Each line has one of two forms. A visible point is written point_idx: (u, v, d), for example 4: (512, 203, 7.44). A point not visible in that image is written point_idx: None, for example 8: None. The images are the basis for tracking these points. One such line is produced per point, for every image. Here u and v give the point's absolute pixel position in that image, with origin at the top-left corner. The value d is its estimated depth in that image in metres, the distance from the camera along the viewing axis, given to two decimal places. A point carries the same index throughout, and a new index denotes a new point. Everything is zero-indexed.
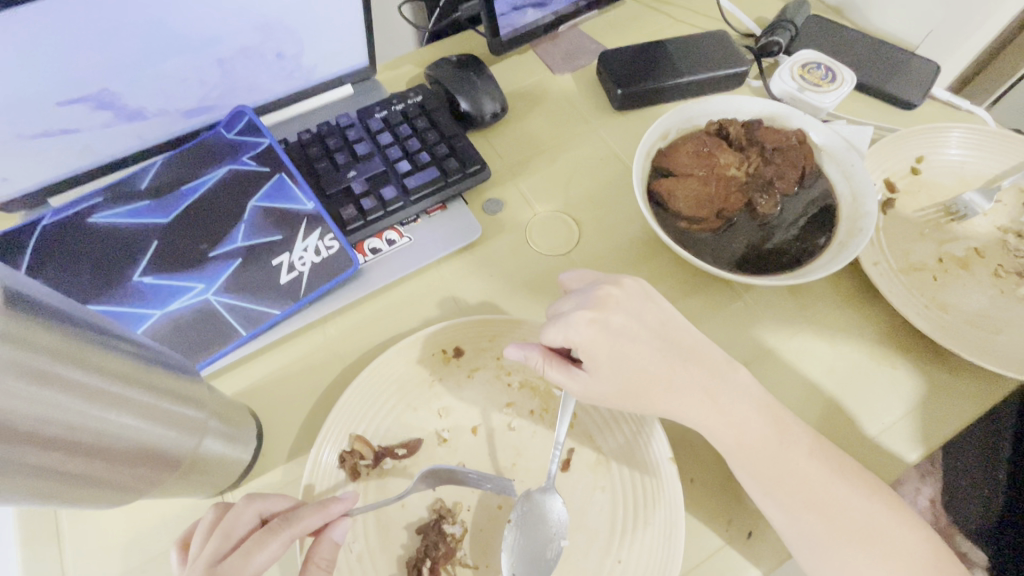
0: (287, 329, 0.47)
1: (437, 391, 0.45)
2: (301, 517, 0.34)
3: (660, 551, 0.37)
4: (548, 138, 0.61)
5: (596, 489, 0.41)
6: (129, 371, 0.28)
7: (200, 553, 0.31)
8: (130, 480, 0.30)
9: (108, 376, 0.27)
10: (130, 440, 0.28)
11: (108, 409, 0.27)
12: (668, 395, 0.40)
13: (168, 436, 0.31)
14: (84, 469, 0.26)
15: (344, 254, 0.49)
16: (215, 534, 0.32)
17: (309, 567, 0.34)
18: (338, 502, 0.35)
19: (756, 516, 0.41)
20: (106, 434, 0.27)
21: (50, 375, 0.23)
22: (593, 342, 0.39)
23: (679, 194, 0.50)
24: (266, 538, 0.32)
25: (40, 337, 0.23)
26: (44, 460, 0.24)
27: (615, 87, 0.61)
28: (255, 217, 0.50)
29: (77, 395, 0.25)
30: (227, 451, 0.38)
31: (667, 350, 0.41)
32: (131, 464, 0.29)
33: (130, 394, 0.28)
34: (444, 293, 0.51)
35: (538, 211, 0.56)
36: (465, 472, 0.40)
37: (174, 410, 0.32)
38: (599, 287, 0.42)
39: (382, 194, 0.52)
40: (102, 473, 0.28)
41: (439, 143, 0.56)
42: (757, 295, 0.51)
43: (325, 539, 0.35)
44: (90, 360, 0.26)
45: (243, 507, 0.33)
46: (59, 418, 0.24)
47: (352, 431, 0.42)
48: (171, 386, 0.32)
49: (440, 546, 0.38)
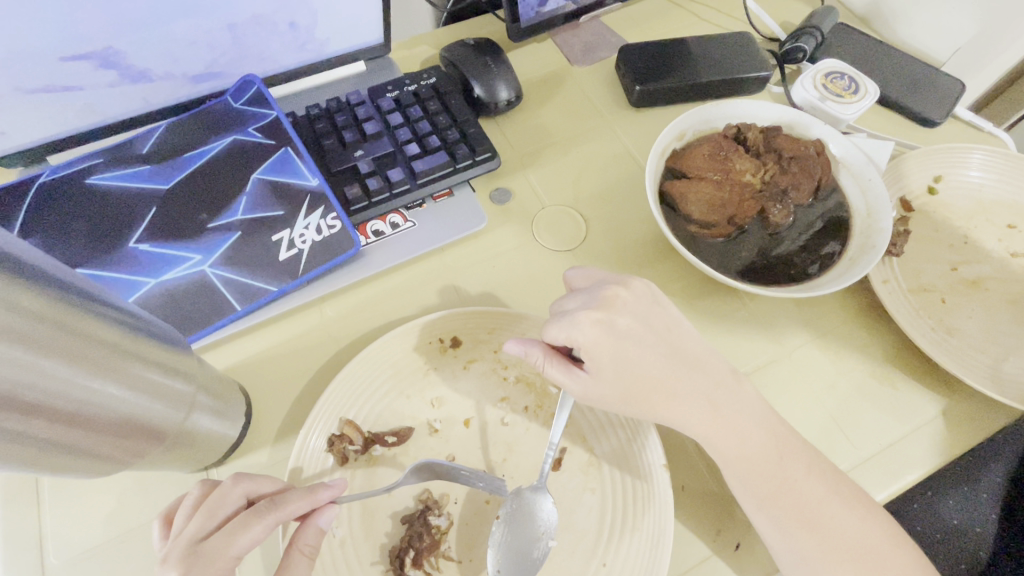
0: (283, 307, 0.47)
1: (431, 380, 0.44)
2: (288, 502, 0.33)
3: (647, 557, 0.37)
4: (560, 131, 0.60)
5: (585, 491, 0.41)
6: (117, 340, 0.27)
7: (184, 530, 0.31)
8: (111, 451, 0.29)
9: (97, 344, 0.26)
10: (115, 412, 0.28)
11: (94, 378, 0.26)
12: (668, 400, 0.39)
13: (156, 408, 0.31)
14: (65, 437, 0.26)
15: (346, 235, 0.48)
16: (199, 513, 0.32)
17: (292, 553, 0.33)
18: (327, 488, 0.35)
19: (745, 528, 0.41)
20: (91, 404, 0.26)
21: (33, 339, 0.23)
22: (597, 344, 0.38)
23: (691, 198, 0.49)
24: (250, 521, 0.31)
25: (17, 302, 0.22)
26: (24, 426, 0.23)
27: (634, 84, 0.60)
28: (257, 191, 0.48)
29: (62, 362, 0.24)
30: (215, 426, 0.38)
31: (671, 356, 0.40)
32: (115, 436, 0.28)
33: (118, 363, 0.27)
34: (445, 282, 0.50)
35: (546, 204, 0.55)
36: (454, 466, 0.39)
37: (163, 383, 0.31)
38: (609, 286, 0.41)
39: (389, 175, 0.51)
40: (82, 443, 0.27)
41: (451, 127, 0.54)
42: (763, 306, 0.50)
43: (311, 524, 0.34)
44: (79, 329, 0.25)
45: (230, 487, 0.33)
46: (40, 384, 0.23)
47: (343, 415, 0.41)
48: (162, 359, 0.31)
49: (424, 538, 0.38)
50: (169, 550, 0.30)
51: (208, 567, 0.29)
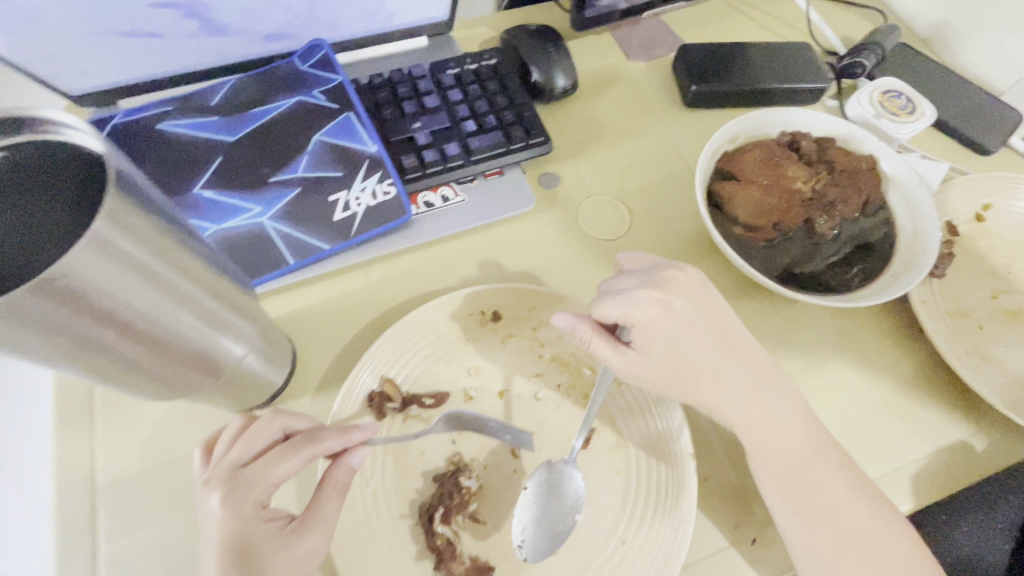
0: (334, 265, 0.48)
1: (469, 350, 0.46)
2: (322, 439, 0.35)
3: (667, 540, 0.38)
4: (612, 124, 0.60)
5: (610, 471, 0.42)
6: (202, 276, 0.29)
7: (225, 455, 0.33)
8: (175, 377, 0.31)
9: (185, 277, 0.28)
10: (186, 342, 0.30)
11: (177, 308, 0.28)
12: (710, 386, 0.40)
13: (222, 344, 0.33)
14: (141, 356, 0.28)
15: (398, 202, 0.49)
16: (241, 440, 0.33)
17: (325, 488, 0.34)
18: (359, 430, 0.36)
19: (762, 525, 0.42)
20: (169, 330, 0.28)
21: (138, 264, 0.24)
22: (651, 322, 0.39)
23: (739, 200, 0.50)
24: (287, 453, 0.33)
25: (128, 227, 0.24)
26: (111, 341, 0.26)
27: (689, 84, 0.61)
28: (318, 151, 0.50)
29: (156, 288, 0.26)
30: (265, 369, 0.40)
31: (716, 343, 0.41)
32: (181, 363, 0.30)
33: (199, 297, 0.29)
34: (489, 258, 0.51)
35: (593, 193, 0.56)
36: (484, 420, 0.42)
37: (232, 322, 0.33)
38: (666, 269, 0.42)
39: (445, 149, 0.52)
40: (154, 365, 0.29)
41: (508, 108, 0.55)
42: (799, 314, 0.51)
43: (343, 463, 0.35)
44: (172, 257, 0.27)
45: (270, 420, 0.34)
46: (135, 306, 0.25)
47: (384, 373, 0.43)
48: (235, 299, 0.33)
49: (454, 496, 0.39)
50: (211, 474, 0.32)
51: (246, 495, 0.32)
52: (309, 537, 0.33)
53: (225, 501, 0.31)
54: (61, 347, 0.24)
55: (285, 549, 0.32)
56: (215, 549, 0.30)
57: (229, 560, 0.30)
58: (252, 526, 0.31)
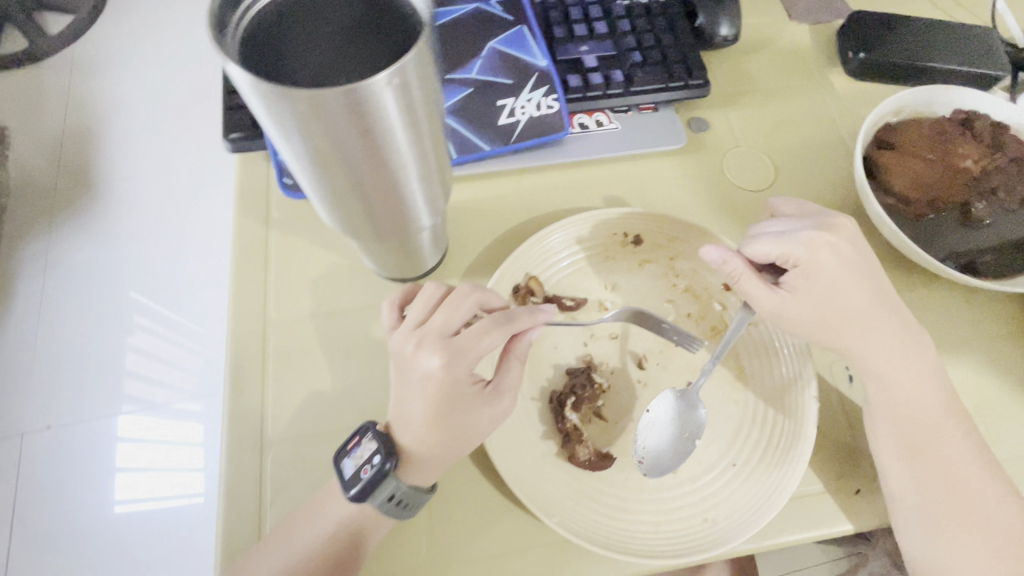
0: (491, 167, 0.51)
1: (609, 266, 0.48)
2: (517, 318, 0.37)
3: (777, 469, 0.41)
4: (768, 81, 0.60)
5: (728, 401, 0.44)
6: (435, 144, 0.33)
7: (430, 320, 0.37)
8: (376, 219, 0.36)
9: (427, 138, 0.32)
10: (401, 193, 0.34)
11: (412, 161, 0.32)
12: (857, 333, 0.41)
13: (419, 208, 0.37)
14: (368, 190, 0.32)
15: (559, 118, 0.51)
16: (443, 308, 0.37)
17: (510, 359, 0.38)
18: (543, 312, 0.38)
19: (867, 479, 0.43)
20: (398, 178, 0.32)
21: (411, 112, 0.29)
22: (816, 263, 0.41)
23: (898, 170, 0.49)
24: (489, 329, 0.36)
25: (417, 81, 0.27)
26: (360, 168, 0.30)
27: (856, 52, 0.59)
28: (492, 57, 0.52)
29: (410, 138, 0.30)
30: (430, 245, 0.44)
31: (871, 294, 0.42)
32: (387, 210, 0.35)
33: (427, 160, 0.33)
34: (632, 188, 0.53)
35: (740, 144, 0.56)
36: (658, 318, 0.45)
37: (433, 194, 0.37)
38: (829, 216, 0.44)
39: (610, 74, 0.53)
40: (371, 201, 0.34)
41: (673, 46, 0.55)
42: (936, 295, 0.50)
43: (524, 338, 0.38)
44: (426, 122, 0.30)
45: (467, 294, 0.37)
46: (392, 145, 0.29)
47: (528, 271, 0.46)
48: (443, 176, 0.37)
49: (586, 389, 0.43)
50: (426, 334, 0.36)
51: (461, 360, 0.35)
52: (504, 399, 0.37)
53: (444, 364, 0.35)
54: (324, 153, 0.29)
55: (487, 406, 0.37)
56: (430, 397, 0.36)
57: (442, 407, 0.36)
58: (461, 386, 0.36)
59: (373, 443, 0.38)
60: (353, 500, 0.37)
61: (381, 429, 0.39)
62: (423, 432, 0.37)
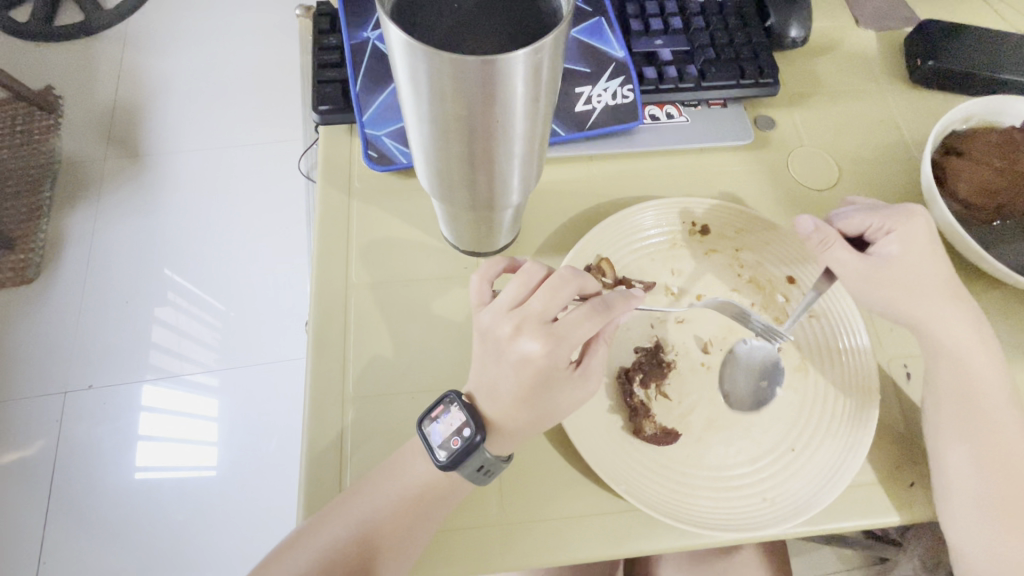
0: (563, 152, 0.53)
1: (676, 253, 0.50)
2: (614, 308, 0.37)
3: (838, 457, 0.42)
4: (833, 84, 0.61)
5: (789, 389, 0.45)
6: (543, 127, 0.34)
7: (529, 303, 0.37)
8: (470, 188, 0.37)
9: (539, 119, 0.33)
10: (501, 167, 0.35)
11: (521, 138, 0.33)
12: (936, 315, 0.44)
13: (512, 187, 0.38)
14: (474, 158, 0.34)
15: (633, 109, 0.53)
16: (542, 291, 0.37)
17: (598, 341, 0.40)
18: (635, 299, 0.39)
19: (925, 472, 0.44)
20: (504, 152, 0.33)
21: (535, 89, 0.30)
22: (906, 243, 0.44)
23: (965, 175, 0.50)
24: (588, 318, 0.36)
25: (548, 60, 0.28)
26: (475, 135, 0.32)
27: (925, 59, 0.60)
28: (570, 46, 0.54)
29: (527, 114, 0.31)
30: (508, 222, 0.46)
31: (952, 283, 0.45)
32: (483, 181, 0.36)
33: (532, 140, 0.34)
34: (698, 179, 0.54)
35: (805, 143, 0.57)
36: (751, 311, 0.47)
37: (527, 175, 0.38)
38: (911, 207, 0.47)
39: (683, 69, 0.55)
40: (471, 169, 0.35)
41: (745, 45, 0.57)
42: (995, 301, 0.51)
43: (613, 322, 0.39)
44: (544, 98, 0.31)
45: (567, 280, 0.37)
46: (510, 118, 0.31)
47: (599, 253, 0.48)
48: (539, 161, 0.38)
49: (654, 367, 0.45)
50: (525, 318, 0.37)
51: (561, 347, 0.36)
52: (590, 379, 0.39)
53: (544, 350, 0.36)
54: (446, 116, 0.30)
55: (574, 386, 0.39)
56: (526, 378, 0.37)
57: (535, 389, 0.37)
58: (558, 369, 0.37)
59: (461, 413, 0.39)
60: (442, 467, 0.39)
61: (467, 400, 0.40)
62: (513, 408, 0.38)
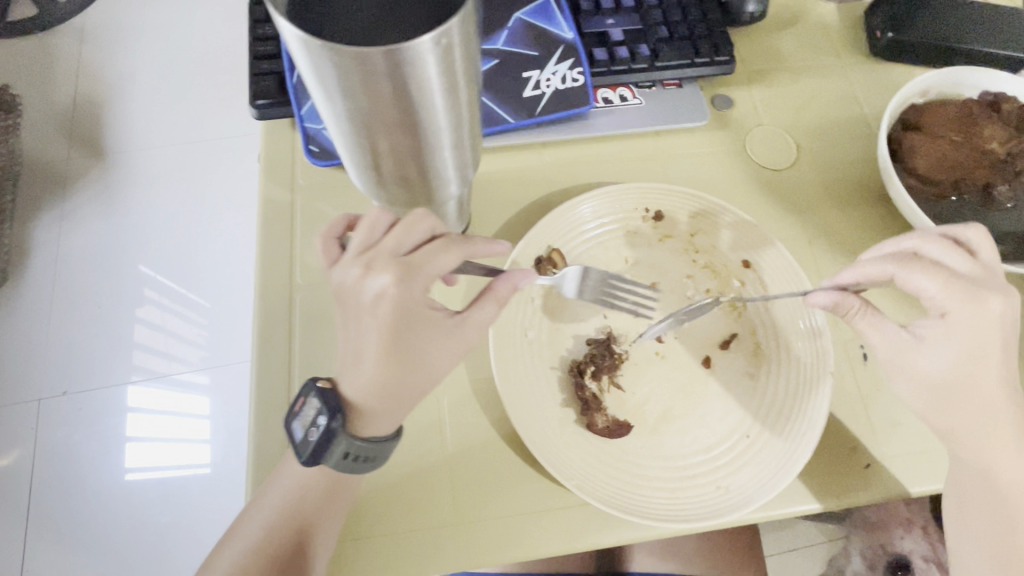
0: (514, 139, 0.52)
1: (630, 240, 0.49)
2: (475, 246, 0.36)
3: (790, 441, 0.41)
4: (793, 60, 0.60)
5: (743, 375, 0.45)
6: (469, 117, 0.33)
7: (381, 243, 0.34)
8: (404, 186, 0.36)
9: (463, 110, 0.32)
10: (433, 163, 0.34)
11: (447, 131, 0.32)
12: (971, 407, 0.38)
13: (448, 181, 0.37)
14: (401, 156, 0.32)
15: (584, 92, 0.51)
16: (394, 231, 0.34)
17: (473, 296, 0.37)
18: (501, 244, 0.37)
19: (880, 453, 0.44)
20: (431, 146, 0.32)
21: (452, 79, 0.28)
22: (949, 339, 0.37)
23: (921, 151, 0.49)
24: (443, 251, 0.34)
25: (460, 48, 0.27)
26: (398, 133, 0.30)
27: (885, 31, 0.58)
28: (518, 28, 0.52)
29: (448, 106, 0.30)
30: (455, 215, 0.44)
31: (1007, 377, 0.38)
32: (415, 178, 0.35)
33: (460, 131, 0.33)
34: (653, 163, 0.53)
35: (763, 122, 0.56)
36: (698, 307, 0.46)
37: (462, 167, 0.37)
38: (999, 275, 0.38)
39: (636, 49, 0.53)
40: (402, 167, 0.34)
41: (700, 21, 0.55)
42: None
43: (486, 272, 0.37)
44: (464, 86, 0.30)
45: (419, 218, 0.35)
46: (430, 112, 0.29)
47: (551, 243, 0.46)
48: (472, 150, 0.37)
49: (605, 359, 0.44)
50: (376, 254, 0.34)
51: (418, 281, 0.33)
52: (468, 331, 0.36)
53: (399, 283, 0.33)
54: (363, 116, 0.29)
55: (447, 335, 0.35)
56: (384, 321, 0.33)
57: (397, 333, 0.33)
58: (416, 306, 0.34)
59: (316, 403, 0.36)
60: (307, 464, 0.36)
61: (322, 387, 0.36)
62: (377, 365, 0.34)
